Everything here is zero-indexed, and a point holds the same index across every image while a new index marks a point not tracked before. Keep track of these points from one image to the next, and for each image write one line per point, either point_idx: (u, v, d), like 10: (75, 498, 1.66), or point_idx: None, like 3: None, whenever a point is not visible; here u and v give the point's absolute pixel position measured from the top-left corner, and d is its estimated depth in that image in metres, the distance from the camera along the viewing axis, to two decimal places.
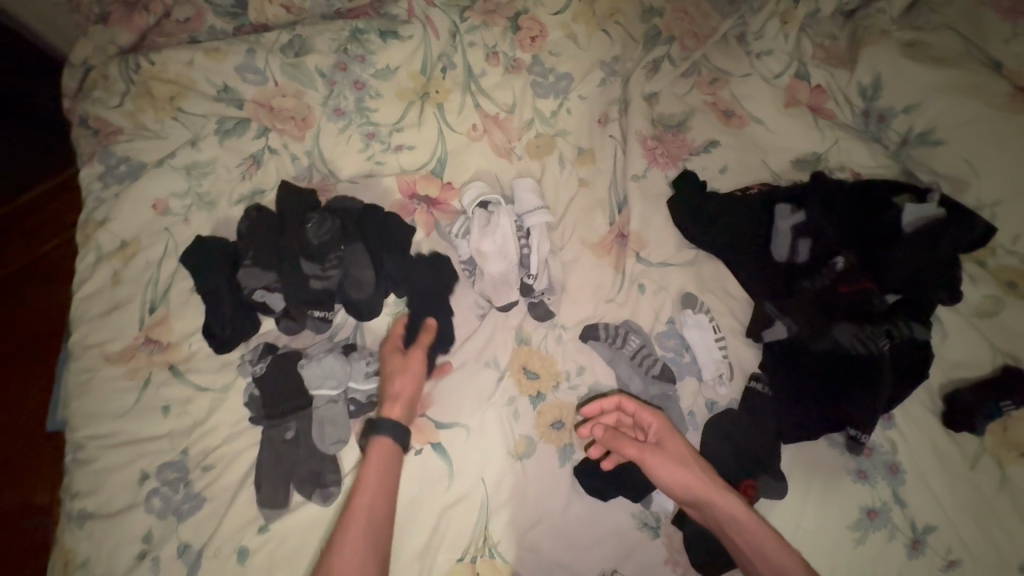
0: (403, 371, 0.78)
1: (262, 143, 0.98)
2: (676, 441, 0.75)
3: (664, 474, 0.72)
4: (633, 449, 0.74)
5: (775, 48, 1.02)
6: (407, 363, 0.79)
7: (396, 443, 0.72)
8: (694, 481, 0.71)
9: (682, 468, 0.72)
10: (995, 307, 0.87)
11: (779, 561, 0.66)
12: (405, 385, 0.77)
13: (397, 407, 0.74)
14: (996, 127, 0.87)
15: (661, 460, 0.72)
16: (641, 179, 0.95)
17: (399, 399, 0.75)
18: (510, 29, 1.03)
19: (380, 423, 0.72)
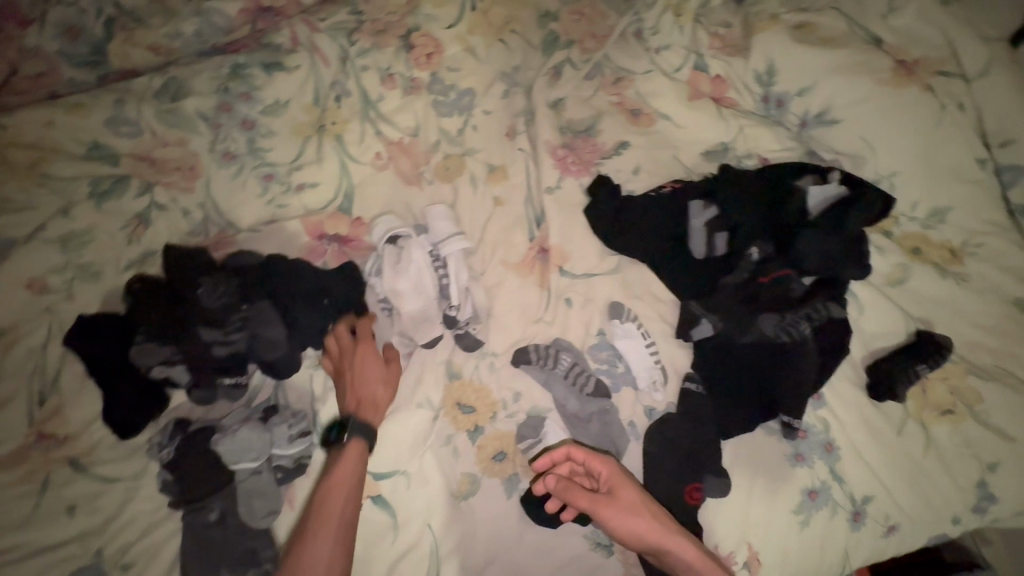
0: (384, 379, 0.78)
1: (146, 201, 0.89)
2: (630, 490, 0.72)
3: (620, 526, 0.70)
4: (588, 503, 0.71)
5: (673, 42, 1.02)
6: (388, 372, 0.79)
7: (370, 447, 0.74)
8: (649, 533, 0.70)
9: (637, 518, 0.70)
10: (904, 274, 0.91)
11: None
12: (382, 391, 0.78)
13: (375, 412, 0.76)
14: (883, 103, 0.90)
15: (616, 514, 0.71)
16: (556, 190, 0.93)
17: (380, 404, 0.77)
18: (403, 48, 0.99)
19: (360, 426, 0.73)
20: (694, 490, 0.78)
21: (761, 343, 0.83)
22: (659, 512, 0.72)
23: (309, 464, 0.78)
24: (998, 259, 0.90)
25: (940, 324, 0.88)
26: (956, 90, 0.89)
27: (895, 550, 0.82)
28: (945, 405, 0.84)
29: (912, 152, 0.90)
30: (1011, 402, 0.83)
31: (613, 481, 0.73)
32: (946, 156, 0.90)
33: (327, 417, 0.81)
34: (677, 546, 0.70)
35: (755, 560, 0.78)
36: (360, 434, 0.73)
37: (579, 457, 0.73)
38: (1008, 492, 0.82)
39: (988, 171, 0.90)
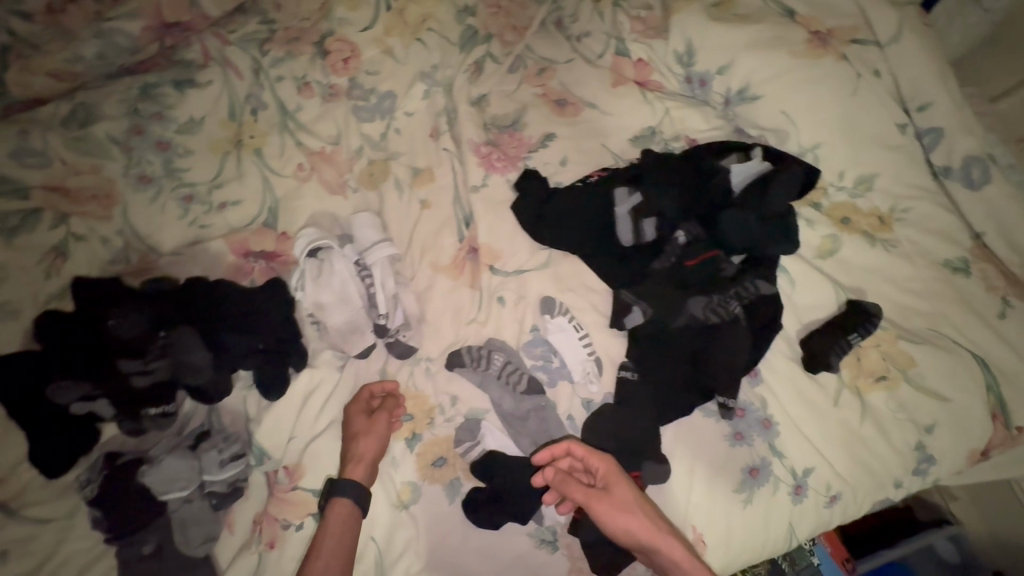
0: (366, 432, 0.76)
1: (63, 232, 0.87)
2: (624, 488, 0.71)
3: (613, 523, 0.69)
4: (581, 494, 0.71)
5: (593, 29, 1.02)
6: (370, 425, 0.77)
7: (356, 506, 0.72)
8: (641, 531, 0.68)
9: (630, 514, 0.69)
10: (834, 245, 0.91)
11: None
12: (365, 445, 0.75)
13: (358, 468, 0.74)
14: (801, 75, 0.89)
15: (609, 510, 0.69)
16: (482, 188, 0.91)
17: (363, 459, 0.75)
18: (318, 55, 0.96)
19: (341, 485, 0.72)
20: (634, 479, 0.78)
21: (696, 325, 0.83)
22: (652, 513, 0.70)
23: (245, 487, 0.78)
24: (925, 223, 0.91)
25: (872, 292, 0.89)
26: (871, 57, 0.90)
27: (838, 517, 0.84)
28: (879, 371, 0.84)
29: (835, 121, 0.89)
30: (943, 363, 0.84)
31: (609, 479, 0.72)
32: (868, 123, 0.90)
33: (263, 438, 0.80)
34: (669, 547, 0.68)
35: (701, 542, 0.78)
36: (342, 493, 0.71)
37: (579, 452, 0.73)
38: (945, 451, 0.84)
39: (908, 135, 0.91)
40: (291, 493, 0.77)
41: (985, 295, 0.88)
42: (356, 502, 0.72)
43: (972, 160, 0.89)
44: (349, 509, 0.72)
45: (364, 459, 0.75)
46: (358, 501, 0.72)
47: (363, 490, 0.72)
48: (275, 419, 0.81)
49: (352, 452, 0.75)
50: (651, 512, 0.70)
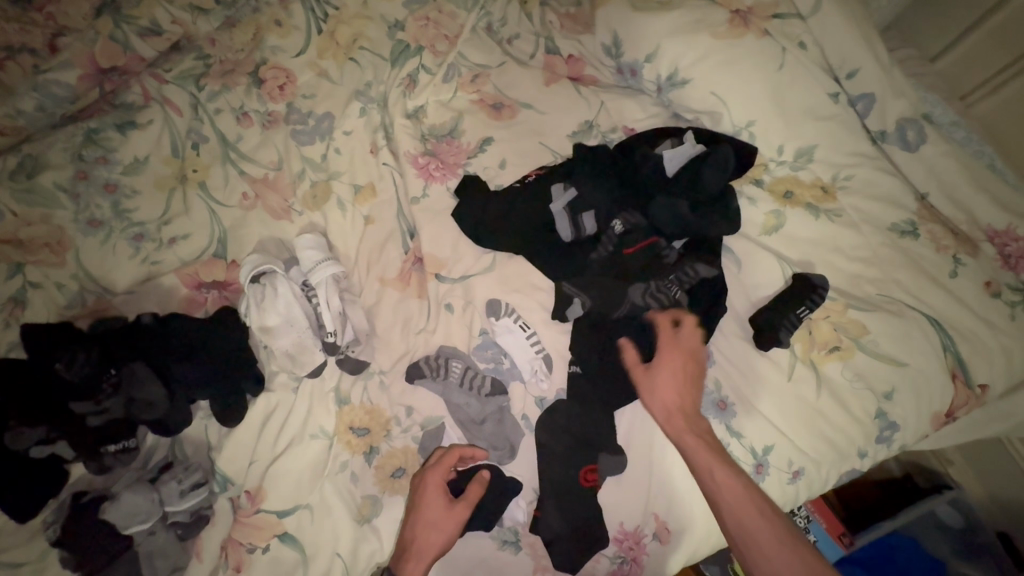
0: (441, 526, 0.72)
1: (19, 282, 0.88)
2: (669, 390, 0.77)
3: (651, 398, 0.77)
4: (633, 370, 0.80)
5: (522, 31, 1.05)
6: (444, 519, 0.73)
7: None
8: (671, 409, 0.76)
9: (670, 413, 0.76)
10: (778, 220, 0.90)
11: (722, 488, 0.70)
12: (433, 539, 0.72)
13: (417, 564, 0.70)
14: (726, 55, 0.90)
15: (649, 385, 0.78)
16: (422, 200, 0.93)
17: (424, 555, 0.70)
18: (254, 84, 0.97)
19: None
20: (589, 471, 0.78)
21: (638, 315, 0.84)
22: (687, 403, 0.77)
23: (211, 514, 0.79)
24: (869, 188, 0.91)
25: (820, 264, 0.89)
26: (796, 30, 0.91)
27: (804, 492, 0.83)
28: (832, 342, 0.84)
29: (764, 98, 0.90)
30: (896, 327, 0.84)
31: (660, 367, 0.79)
32: (798, 96, 0.90)
33: (224, 465, 0.81)
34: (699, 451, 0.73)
35: (664, 530, 0.78)
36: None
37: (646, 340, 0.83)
38: (907, 417, 0.83)
39: (843, 103, 0.91)
40: (254, 517, 0.78)
41: (936, 256, 0.87)
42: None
43: (906, 121, 0.89)
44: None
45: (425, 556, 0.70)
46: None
47: None
48: (236, 445, 0.82)
49: (413, 538, 0.72)
50: (688, 412, 0.76)
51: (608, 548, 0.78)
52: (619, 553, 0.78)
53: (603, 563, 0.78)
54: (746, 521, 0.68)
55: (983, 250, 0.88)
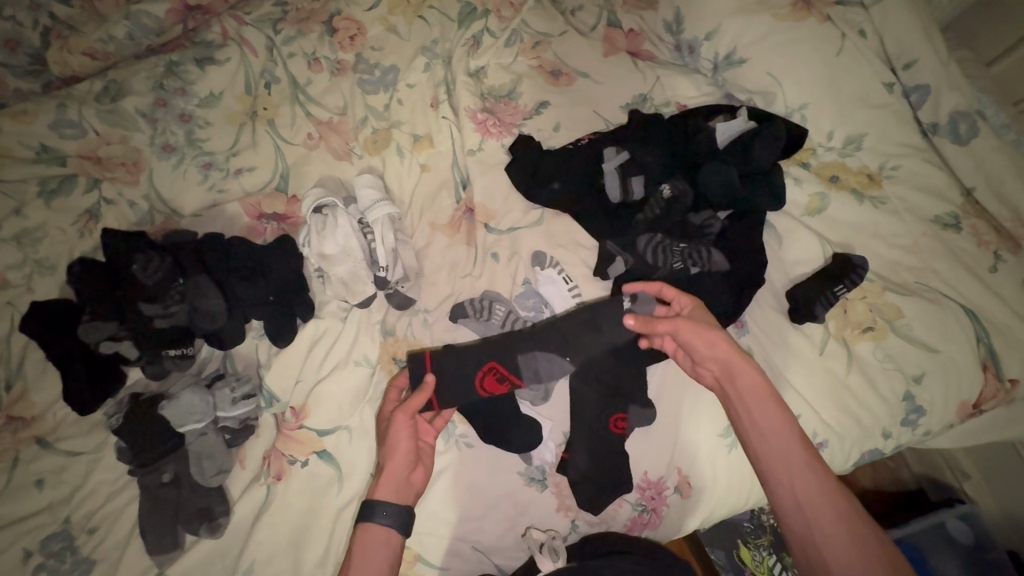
0: (388, 437, 0.74)
1: (96, 196, 0.94)
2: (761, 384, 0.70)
3: (696, 343, 0.72)
4: (667, 323, 0.73)
5: (585, 4, 1.08)
6: (390, 431, 0.74)
7: (391, 527, 0.69)
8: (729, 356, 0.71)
9: (751, 407, 0.70)
10: (822, 203, 0.93)
11: (766, 422, 0.69)
12: (389, 455, 0.73)
13: (382, 484, 0.71)
14: (786, 36, 0.93)
15: (695, 330, 0.72)
16: (477, 153, 0.97)
17: (385, 473, 0.72)
18: (326, 33, 1.01)
19: (373, 505, 0.69)
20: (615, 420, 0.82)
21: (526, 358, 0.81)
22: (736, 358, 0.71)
23: (256, 425, 0.84)
24: (913, 180, 0.92)
25: (860, 247, 0.90)
26: (856, 18, 0.94)
27: (824, 465, 0.85)
28: (866, 322, 0.86)
29: (818, 82, 0.93)
30: (932, 313, 0.85)
31: (708, 345, 0.72)
32: (852, 83, 0.92)
33: (271, 382, 0.86)
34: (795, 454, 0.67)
35: (686, 485, 0.82)
36: (371, 516, 0.69)
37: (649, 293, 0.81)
38: (934, 403, 0.84)
39: (896, 93, 0.93)
40: (297, 431, 0.82)
41: (977, 250, 0.88)
42: (392, 521, 0.69)
43: (959, 115, 0.90)
44: (387, 532, 0.69)
45: (393, 474, 0.72)
46: (394, 526, 0.69)
47: (399, 511, 0.70)
48: (283, 364, 0.87)
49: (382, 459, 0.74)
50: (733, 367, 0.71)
51: (631, 494, 0.81)
52: (640, 500, 0.81)
53: (625, 508, 0.81)
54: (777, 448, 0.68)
55: None
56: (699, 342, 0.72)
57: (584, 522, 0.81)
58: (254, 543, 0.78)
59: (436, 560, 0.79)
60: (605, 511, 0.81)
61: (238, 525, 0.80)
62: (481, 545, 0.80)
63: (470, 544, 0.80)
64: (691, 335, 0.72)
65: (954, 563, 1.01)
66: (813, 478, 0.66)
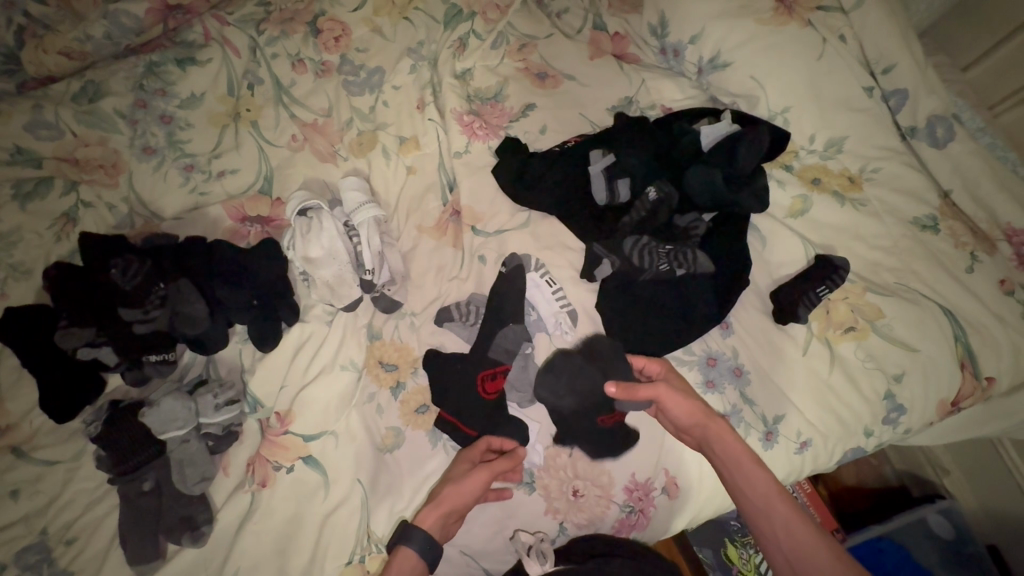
0: (459, 480, 0.73)
1: (73, 199, 0.92)
2: (732, 440, 0.72)
3: (671, 404, 0.75)
4: (649, 388, 0.74)
5: (571, 7, 1.09)
6: (465, 475, 0.74)
7: (421, 559, 0.67)
8: (698, 418, 0.74)
9: (728, 463, 0.72)
10: (805, 205, 0.94)
11: (746, 481, 0.70)
12: (452, 495, 0.72)
13: (432, 516, 0.70)
14: (769, 40, 0.95)
15: (670, 394, 0.75)
16: (464, 155, 0.96)
17: (441, 505, 0.71)
18: (311, 34, 1.00)
19: (413, 532, 0.68)
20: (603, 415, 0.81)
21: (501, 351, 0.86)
22: (704, 422, 0.74)
23: (240, 431, 0.83)
24: (893, 182, 0.94)
25: (841, 248, 0.92)
26: (836, 23, 0.96)
27: (809, 464, 0.86)
28: (848, 323, 0.87)
29: (801, 85, 0.94)
30: (911, 313, 0.86)
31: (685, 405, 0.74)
32: (834, 87, 0.94)
33: (256, 387, 0.85)
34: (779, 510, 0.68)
35: (673, 485, 0.83)
36: (408, 540, 0.67)
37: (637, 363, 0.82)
38: (914, 401, 0.85)
39: (876, 97, 0.95)
40: (282, 436, 0.81)
41: (954, 251, 0.90)
42: (423, 553, 0.67)
43: (936, 119, 0.92)
44: (416, 563, 0.67)
45: (444, 510, 0.71)
46: (425, 560, 0.67)
47: (431, 546, 0.68)
48: (268, 369, 0.86)
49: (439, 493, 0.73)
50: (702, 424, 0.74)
51: (618, 496, 0.81)
52: (628, 502, 0.81)
53: (613, 510, 0.81)
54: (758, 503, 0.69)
55: (1000, 250, 0.90)
56: (672, 403, 0.74)
57: (572, 525, 0.81)
58: (239, 551, 0.77)
59: None
60: (593, 513, 0.81)
61: (222, 533, 0.79)
62: (469, 549, 0.79)
63: (458, 548, 0.79)
64: (666, 398, 0.75)
65: (933, 556, 1.04)
66: (795, 523, 0.67)
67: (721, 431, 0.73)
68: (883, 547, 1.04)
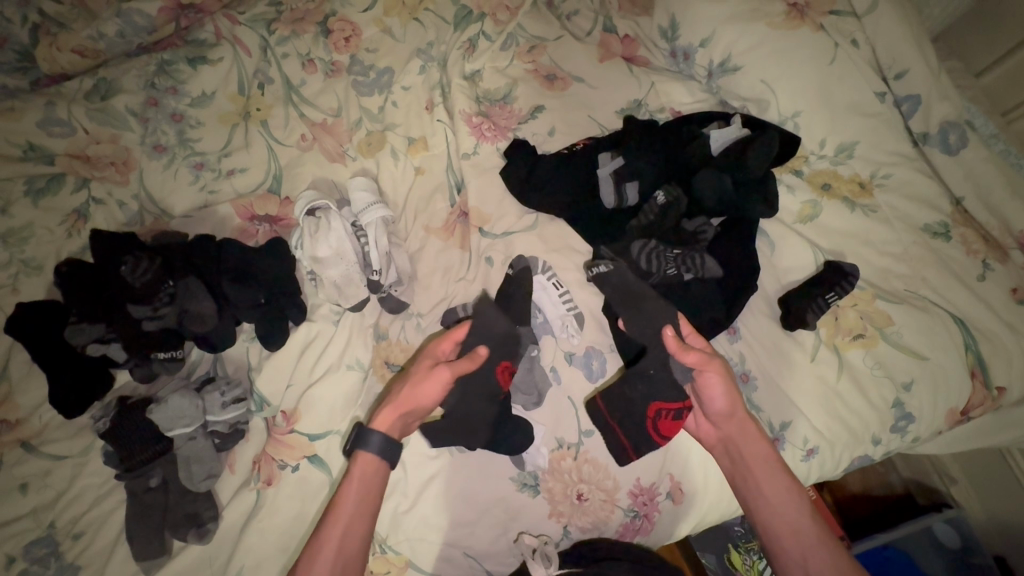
0: (417, 383, 0.73)
1: (84, 196, 0.93)
2: (763, 445, 0.76)
3: (714, 392, 0.76)
4: (700, 359, 0.75)
5: (581, 8, 1.09)
6: (424, 376, 0.73)
7: (381, 458, 0.71)
8: (738, 417, 0.76)
9: (758, 469, 0.75)
10: (814, 211, 0.93)
11: (773, 491, 0.74)
12: (411, 398, 0.72)
13: (391, 420, 0.72)
14: (780, 44, 0.94)
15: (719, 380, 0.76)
16: (472, 156, 0.96)
17: (399, 408, 0.72)
18: (321, 34, 1.01)
19: (369, 438, 0.70)
20: (661, 412, 0.79)
21: (474, 345, 0.80)
22: (741, 421, 0.76)
23: (247, 429, 0.84)
24: (905, 188, 0.93)
25: (851, 255, 0.91)
26: (849, 27, 0.95)
27: (815, 471, 0.85)
28: (857, 330, 0.86)
29: (812, 89, 0.93)
30: (921, 321, 0.86)
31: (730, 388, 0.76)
32: (845, 91, 0.93)
33: (262, 386, 0.85)
34: (798, 514, 0.73)
35: (678, 491, 0.82)
36: (364, 444, 0.71)
37: (682, 328, 0.79)
38: (923, 410, 0.85)
39: (888, 103, 0.94)
40: (288, 436, 0.81)
41: (965, 259, 0.89)
42: (379, 454, 0.71)
43: (949, 125, 0.91)
44: (375, 461, 0.71)
45: (404, 412, 0.72)
46: (383, 459, 0.71)
47: (386, 446, 0.71)
48: (275, 368, 0.86)
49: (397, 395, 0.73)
50: (738, 423, 0.76)
51: (623, 501, 0.81)
52: (632, 506, 0.81)
53: (618, 515, 0.81)
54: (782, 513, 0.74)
55: (1013, 258, 0.89)
56: (717, 393, 0.76)
57: (576, 529, 0.81)
58: (243, 549, 0.77)
59: (428, 565, 0.79)
60: (597, 517, 0.81)
61: (227, 531, 0.79)
62: (473, 551, 0.80)
63: (461, 550, 0.80)
64: (712, 373, 0.75)
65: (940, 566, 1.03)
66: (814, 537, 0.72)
67: (753, 433, 0.76)
68: (888, 555, 1.04)
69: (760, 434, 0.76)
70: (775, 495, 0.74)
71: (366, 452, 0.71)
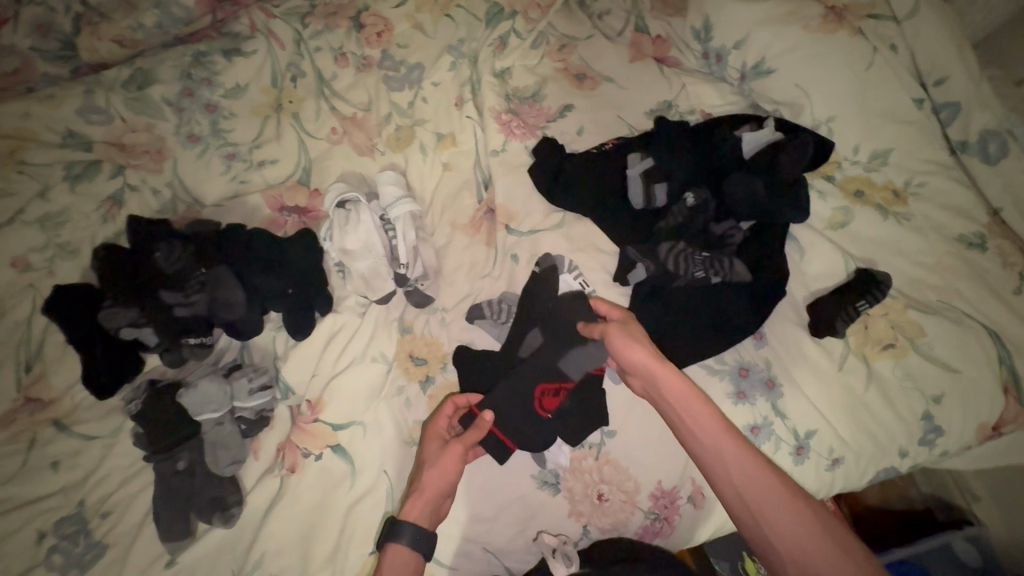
0: (433, 463, 0.74)
1: (119, 182, 0.95)
2: (682, 384, 0.71)
3: (622, 347, 0.75)
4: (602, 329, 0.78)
5: (613, 8, 1.08)
6: (439, 456, 0.74)
7: (416, 549, 0.68)
8: (651, 361, 0.72)
9: (680, 412, 0.70)
10: (845, 217, 0.92)
11: (703, 432, 0.69)
12: (428, 481, 0.73)
13: (415, 507, 0.71)
14: (816, 49, 0.93)
15: (624, 338, 0.75)
16: (501, 153, 0.96)
17: (422, 494, 0.72)
18: (354, 29, 1.01)
19: (399, 526, 0.68)
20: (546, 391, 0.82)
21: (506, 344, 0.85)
22: (654, 365, 0.72)
23: (271, 417, 0.84)
24: (940, 198, 0.91)
25: (883, 263, 0.90)
26: (888, 32, 0.93)
27: (839, 482, 0.84)
28: (886, 340, 0.85)
29: (847, 94, 0.92)
30: (954, 333, 0.84)
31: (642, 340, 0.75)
32: (881, 97, 0.92)
33: (288, 374, 0.86)
34: (730, 454, 0.67)
35: (699, 495, 0.82)
36: (397, 535, 0.68)
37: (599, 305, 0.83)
38: (953, 423, 0.83)
39: (925, 110, 0.93)
40: (312, 424, 0.83)
41: (1002, 271, 0.87)
42: (413, 544, 0.68)
43: (989, 134, 0.89)
44: (411, 554, 0.68)
45: (429, 496, 0.72)
46: (420, 548, 0.68)
47: (420, 532, 0.69)
48: (302, 358, 0.87)
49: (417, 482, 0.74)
50: (656, 367, 0.72)
51: (643, 502, 0.80)
52: (653, 508, 0.81)
53: (638, 516, 0.80)
54: (717, 454, 0.68)
55: None
56: (623, 348, 0.75)
57: (596, 529, 0.81)
58: (266, 535, 0.78)
59: (446, 559, 0.79)
60: (617, 518, 0.80)
61: (250, 516, 0.80)
62: (492, 546, 0.80)
63: (480, 545, 0.80)
64: (616, 334, 0.76)
65: None
66: (756, 475, 0.66)
67: (670, 374, 0.71)
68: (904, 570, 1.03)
69: (676, 374, 0.71)
70: (704, 434, 0.69)
71: (398, 546, 0.68)
